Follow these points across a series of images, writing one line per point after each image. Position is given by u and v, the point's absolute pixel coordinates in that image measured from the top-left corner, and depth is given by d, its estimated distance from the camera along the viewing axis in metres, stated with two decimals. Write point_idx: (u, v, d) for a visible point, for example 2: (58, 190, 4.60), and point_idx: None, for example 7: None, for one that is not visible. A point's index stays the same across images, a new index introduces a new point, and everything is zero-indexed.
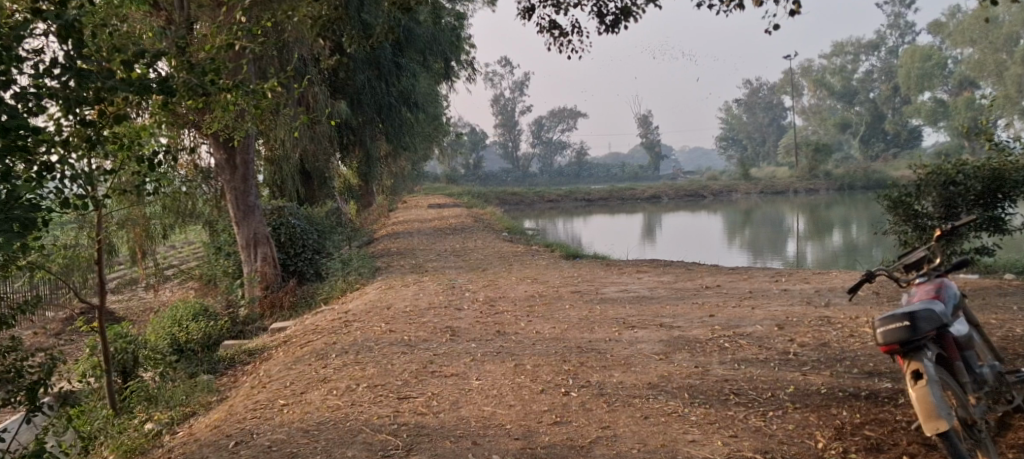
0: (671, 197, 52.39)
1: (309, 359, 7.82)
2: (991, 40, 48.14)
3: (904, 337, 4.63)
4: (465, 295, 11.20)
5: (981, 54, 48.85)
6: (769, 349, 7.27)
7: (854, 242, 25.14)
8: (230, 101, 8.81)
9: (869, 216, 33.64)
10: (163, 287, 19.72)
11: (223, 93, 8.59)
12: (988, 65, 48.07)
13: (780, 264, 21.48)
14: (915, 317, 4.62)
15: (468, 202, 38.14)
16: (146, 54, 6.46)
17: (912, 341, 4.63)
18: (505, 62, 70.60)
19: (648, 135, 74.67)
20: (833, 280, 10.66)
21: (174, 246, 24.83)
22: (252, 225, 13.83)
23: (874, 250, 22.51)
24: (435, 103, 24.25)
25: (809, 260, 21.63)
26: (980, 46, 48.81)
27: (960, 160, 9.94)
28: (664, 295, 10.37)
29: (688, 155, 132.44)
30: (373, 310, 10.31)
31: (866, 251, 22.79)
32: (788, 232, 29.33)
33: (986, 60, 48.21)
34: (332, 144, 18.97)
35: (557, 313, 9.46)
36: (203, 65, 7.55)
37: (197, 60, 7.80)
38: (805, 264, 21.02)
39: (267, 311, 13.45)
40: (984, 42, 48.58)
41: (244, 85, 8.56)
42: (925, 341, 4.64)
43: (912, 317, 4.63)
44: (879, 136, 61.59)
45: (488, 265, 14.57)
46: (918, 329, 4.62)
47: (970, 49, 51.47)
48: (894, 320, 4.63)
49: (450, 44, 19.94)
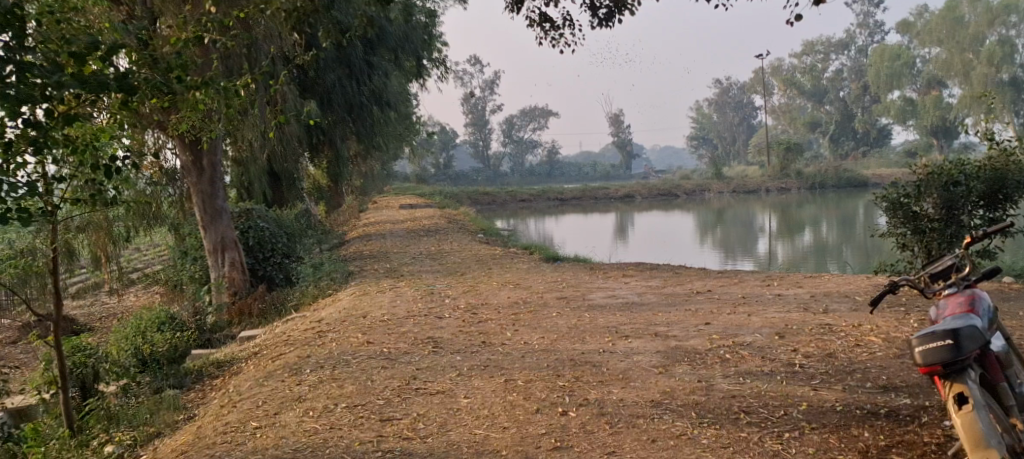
0: (644, 196, 52.10)
1: (281, 374, 7.32)
2: (958, 40, 48.55)
3: (950, 359, 4.64)
4: (444, 301, 10.74)
5: (948, 54, 49.10)
6: (774, 360, 6.87)
7: (825, 241, 24.86)
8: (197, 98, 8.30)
9: (839, 215, 33.40)
10: (127, 291, 19.04)
11: (189, 91, 8.05)
12: (956, 64, 48.50)
13: (750, 264, 21.10)
14: (958, 337, 4.62)
15: (440, 202, 37.57)
16: (101, 48, 5.95)
17: (956, 361, 4.64)
18: (476, 61, 70.05)
19: (620, 134, 74.43)
20: (827, 284, 10.29)
21: (138, 249, 24.10)
22: (220, 229, 13.29)
23: (848, 249, 22.34)
24: (407, 103, 23.70)
25: (781, 260, 21.42)
26: (947, 46, 49.21)
27: (961, 160, 9.64)
28: (653, 301, 9.95)
29: (659, 155, 132.80)
30: (349, 318, 9.81)
31: (836, 250, 22.47)
32: (759, 231, 29.09)
33: (952, 60, 48.44)
34: (302, 143, 18.40)
35: (543, 321, 9.02)
36: (167, 60, 7.10)
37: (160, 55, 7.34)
38: (775, 264, 20.58)
39: (234, 318, 12.94)
40: (952, 42, 49.00)
41: (213, 82, 8.03)
42: (969, 361, 4.65)
43: (955, 336, 4.62)
44: (849, 135, 61.69)
45: (467, 269, 14.12)
46: (963, 349, 4.62)
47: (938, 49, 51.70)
48: (937, 340, 4.63)
49: (424, 42, 19.42)
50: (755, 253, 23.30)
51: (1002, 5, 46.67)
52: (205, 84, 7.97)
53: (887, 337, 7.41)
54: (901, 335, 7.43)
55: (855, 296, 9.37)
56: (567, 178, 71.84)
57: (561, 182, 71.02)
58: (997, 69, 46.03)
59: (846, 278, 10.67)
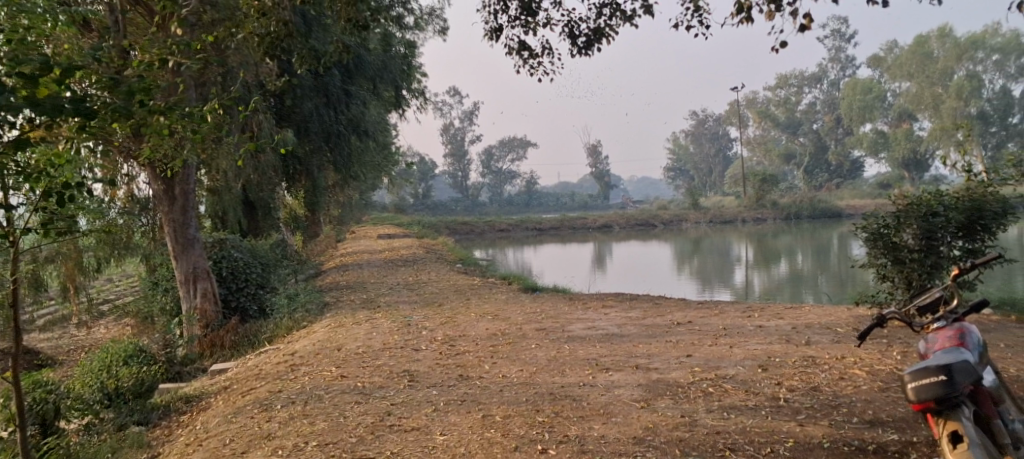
0: (622, 226, 52.09)
1: (251, 410, 7.11)
2: (927, 74, 49.24)
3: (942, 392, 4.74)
4: (421, 333, 10.52)
5: (918, 88, 49.69)
6: (758, 394, 6.74)
7: (800, 271, 24.80)
8: (163, 124, 8.17)
9: (814, 245, 33.40)
10: (97, 323, 18.68)
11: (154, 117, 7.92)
12: (926, 98, 49.13)
13: (727, 295, 20.97)
14: (951, 372, 4.72)
15: (419, 232, 37.33)
16: (55, 70, 6.37)
17: (949, 396, 4.74)
18: (454, 91, 70.15)
19: (598, 165, 74.60)
20: (808, 316, 10.16)
21: (109, 280, 23.72)
22: (191, 259, 13.06)
23: (824, 280, 22.25)
24: (384, 133, 23.52)
25: (757, 290, 21.29)
26: (917, 79, 49.89)
27: (939, 192, 9.42)
28: (634, 332, 9.79)
29: (636, 186, 133.35)
30: (322, 351, 9.62)
31: (812, 280, 22.36)
32: (736, 262, 29.01)
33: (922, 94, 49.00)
34: (278, 172, 18.19)
35: (522, 353, 8.82)
36: (129, 85, 7.07)
37: (121, 79, 7.27)
38: (752, 295, 20.42)
39: (206, 350, 12.76)
40: (921, 76, 49.70)
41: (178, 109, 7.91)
42: (963, 396, 4.75)
43: (948, 371, 4.73)
44: (823, 167, 62.09)
45: (444, 300, 13.91)
46: (956, 384, 4.72)
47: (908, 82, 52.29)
48: (930, 375, 4.74)
49: (401, 72, 19.26)
50: (732, 283, 23.18)
51: (969, 41, 47.69)
52: (169, 109, 7.85)
53: (871, 369, 7.27)
54: (885, 368, 7.29)
55: (837, 328, 9.25)
56: (544, 207, 71.81)
57: (539, 212, 70.98)
58: (966, 103, 46.71)
59: (828, 309, 10.55)
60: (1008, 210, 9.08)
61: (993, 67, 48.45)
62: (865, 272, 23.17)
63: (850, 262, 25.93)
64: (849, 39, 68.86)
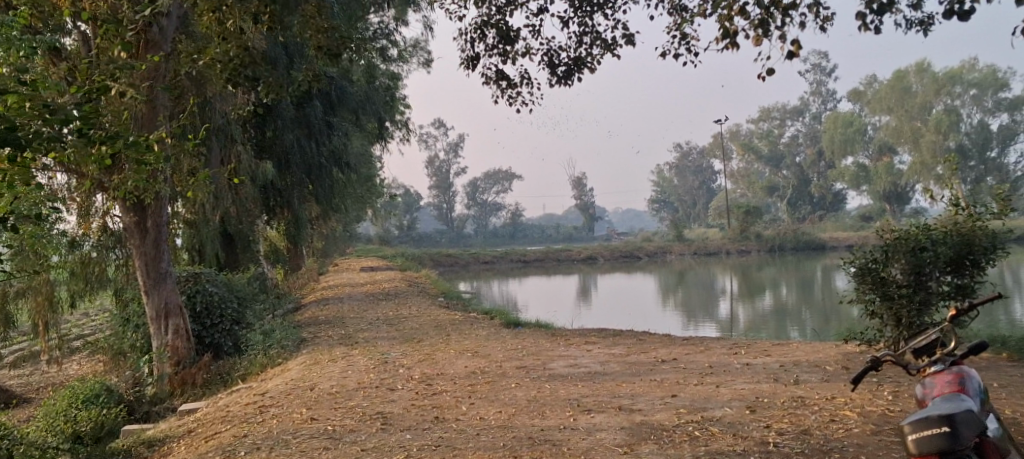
0: (606, 258, 51.92)
1: (213, 457, 6.99)
2: (906, 109, 49.61)
3: (946, 446, 4.53)
4: (397, 372, 10.20)
5: (897, 122, 50.07)
6: (746, 438, 6.48)
7: (784, 304, 24.53)
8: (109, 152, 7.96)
9: (798, 278, 33.17)
10: (70, 361, 18.29)
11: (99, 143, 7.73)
12: (906, 132, 49.47)
13: (711, 328, 20.67)
14: (954, 422, 4.52)
15: (402, 265, 37.03)
16: None
17: (951, 449, 4.53)
18: (439, 123, 70.18)
19: (582, 197, 74.56)
20: (797, 353, 9.89)
21: (85, 315, 23.29)
22: (163, 294, 12.71)
23: (807, 313, 21.99)
24: (366, 165, 23.22)
25: (741, 323, 21.02)
26: (897, 113, 50.20)
27: (926, 225, 9.08)
28: (617, 370, 9.50)
29: (621, 218, 133.60)
30: (292, 392, 9.38)
31: (796, 314, 22.10)
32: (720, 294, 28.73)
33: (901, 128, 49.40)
34: (257, 205, 17.87)
35: (500, 393, 8.53)
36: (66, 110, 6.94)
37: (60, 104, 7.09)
38: (736, 328, 20.13)
39: (176, 388, 12.48)
40: (901, 110, 50.04)
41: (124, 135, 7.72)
42: (966, 448, 4.53)
43: (950, 421, 4.53)
44: (805, 199, 62.15)
45: (424, 336, 13.58)
46: (959, 435, 4.51)
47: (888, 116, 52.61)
48: (932, 425, 4.53)
49: (385, 104, 18.99)
50: (716, 316, 22.86)
51: (947, 76, 48.48)
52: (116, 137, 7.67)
53: (862, 411, 7.00)
54: (876, 409, 7.02)
55: (825, 366, 9.00)
56: (529, 240, 71.60)
57: (523, 244, 70.74)
58: (944, 137, 47.11)
59: (816, 346, 10.27)
60: (997, 245, 8.77)
61: (970, 101, 48.81)
62: (849, 306, 22.91)
63: (834, 296, 25.69)
64: (830, 73, 69.41)
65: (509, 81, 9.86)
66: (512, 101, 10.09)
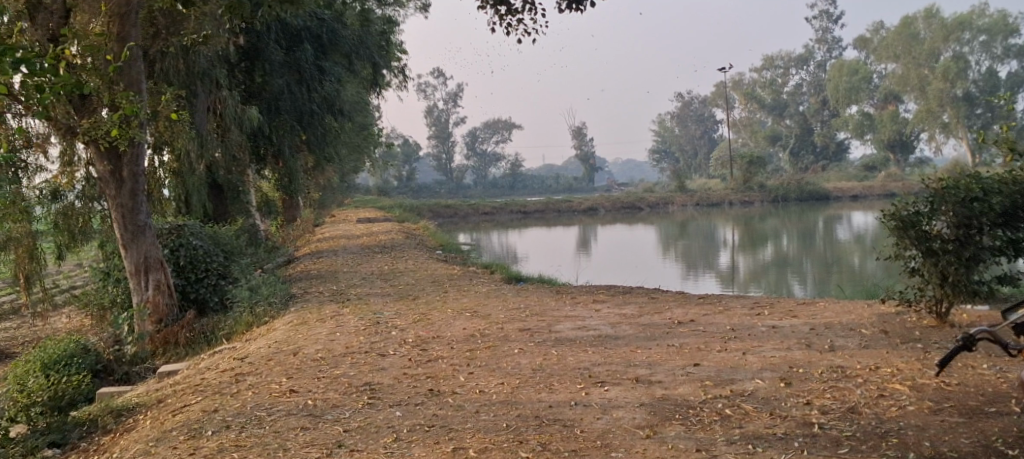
0: (608, 208, 50.92)
1: (176, 437, 6.11)
2: (914, 55, 48.51)
3: None
4: (390, 334, 9.38)
5: (903, 69, 49.14)
6: (784, 418, 5.67)
7: (785, 254, 23.70)
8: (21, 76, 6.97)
9: (799, 229, 32.31)
10: (52, 317, 17.43)
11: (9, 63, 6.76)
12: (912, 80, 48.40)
13: (711, 278, 19.80)
14: None
15: (400, 215, 36.21)
16: None
17: None
18: (438, 72, 68.96)
19: (582, 147, 73.47)
20: (826, 314, 9.01)
21: (67, 269, 22.35)
22: (142, 248, 11.87)
23: (808, 263, 21.17)
24: (362, 112, 22.27)
25: (741, 273, 20.21)
26: (904, 61, 48.89)
27: (978, 173, 8.12)
28: (630, 334, 8.69)
29: (620, 169, 133.00)
30: (273, 358, 8.53)
31: (797, 264, 21.32)
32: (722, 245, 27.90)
33: (908, 75, 48.77)
34: (244, 153, 16.92)
35: (502, 361, 7.71)
36: None
37: None
38: (738, 278, 19.33)
39: (158, 348, 11.77)
40: (908, 57, 48.73)
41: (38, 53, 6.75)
42: None
43: None
44: (809, 149, 60.37)
45: (420, 293, 12.76)
46: None
47: (893, 64, 51.51)
48: None
49: (380, 48, 17.87)
50: (716, 266, 22.03)
51: (957, 22, 46.96)
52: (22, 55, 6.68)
53: (915, 384, 6.13)
54: (930, 382, 6.16)
55: (862, 329, 8.09)
56: (529, 190, 70.63)
57: (523, 195, 69.75)
58: (953, 84, 46.11)
59: (846, 306, 9.40)
60: None
61: (979, 48, 47.51)
62: (854, 256, 22.01)
63: (837, 246, 24.78)
64: (835, 21, 68.11)
65: (508, 5, 8.90)
66: (512, 30, 9.18)
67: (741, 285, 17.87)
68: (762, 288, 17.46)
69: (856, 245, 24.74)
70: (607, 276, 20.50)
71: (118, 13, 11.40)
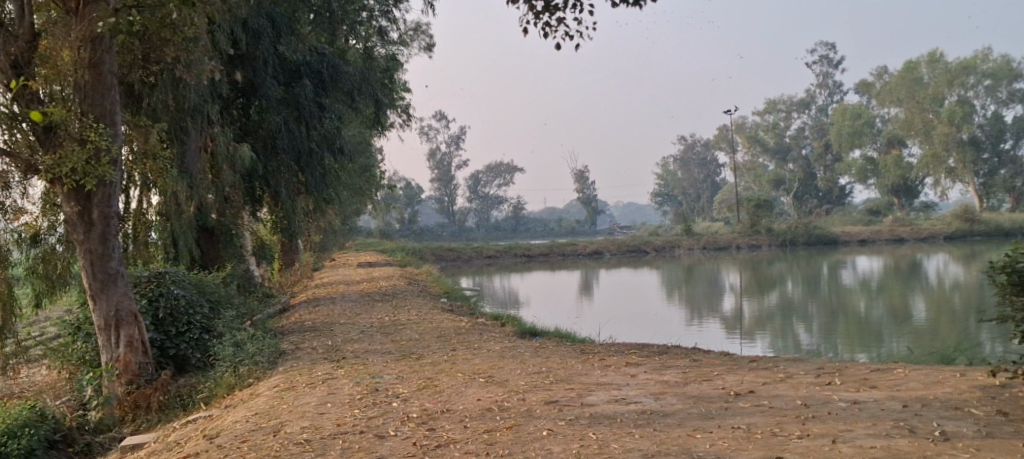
0: (613, 252, 49.51)
1: None
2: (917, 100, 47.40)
3: None
4: (391, 406, 7.87)
5: (907, 113, 47.78)
6: None
7: (791, 300, 22.26)
8: None
9: (805, 274, 30.86)
10: (22, 370, 15.93)
11: None
12: (916, 124, 47.13)
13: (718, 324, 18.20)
14: None
15: (402, 260, 34.61)
16: None
17: None
18: (440, 113, 68.01)
19: (584, 190, 71.96)
20: (913, 384, 7.51)
21: (41, 317, 20.76)
22: (112, 299, 10.22)
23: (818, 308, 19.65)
24: (363, 152, 20.82)
25: (747, 318, 18.75)
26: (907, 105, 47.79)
27: None
28: (679, 409, 7.21)
29: (620, 212, 132.37)
30: (247, 439, 7.02)
31: (807, 309, 19.81)
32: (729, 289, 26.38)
33: (912, 120, 47.43)
34: (237, 194, 15.34)
35: (529, 449, 6.29)
36: None
37: None
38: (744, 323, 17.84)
39: (127, 413, 10.12)
40: (912, 101, 47.63)
41: None
42: None
43: None
44: (811, 193, 59.32)
45: (423, 350, 11.23)
46: None
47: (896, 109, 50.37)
48: None
49: (382, 86, 16.55)
50: (722, 312, 20.51)
51: (960, 66, 46.00)
52: None
53: None
54: None
55: (970, 408, 6.59)
56: (531, 233, 69.21)
57: (525, 238, 68.33)
58: (958, 129, 44.96)
59: (933, 374, 7.88)
60: None
61: (983, 92, 46.32)
62: (859, 301, 20.64)
63: (846, 292, 23.24)
64: (837, 66, 67.16)
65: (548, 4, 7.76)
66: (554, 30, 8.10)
67: (747, 331, 16.34)
68: (767, 333, 15.98)
69: (862, 290, 23.28)
70: (611, 321, 18.93)
71: (87, 35, 9.74)
